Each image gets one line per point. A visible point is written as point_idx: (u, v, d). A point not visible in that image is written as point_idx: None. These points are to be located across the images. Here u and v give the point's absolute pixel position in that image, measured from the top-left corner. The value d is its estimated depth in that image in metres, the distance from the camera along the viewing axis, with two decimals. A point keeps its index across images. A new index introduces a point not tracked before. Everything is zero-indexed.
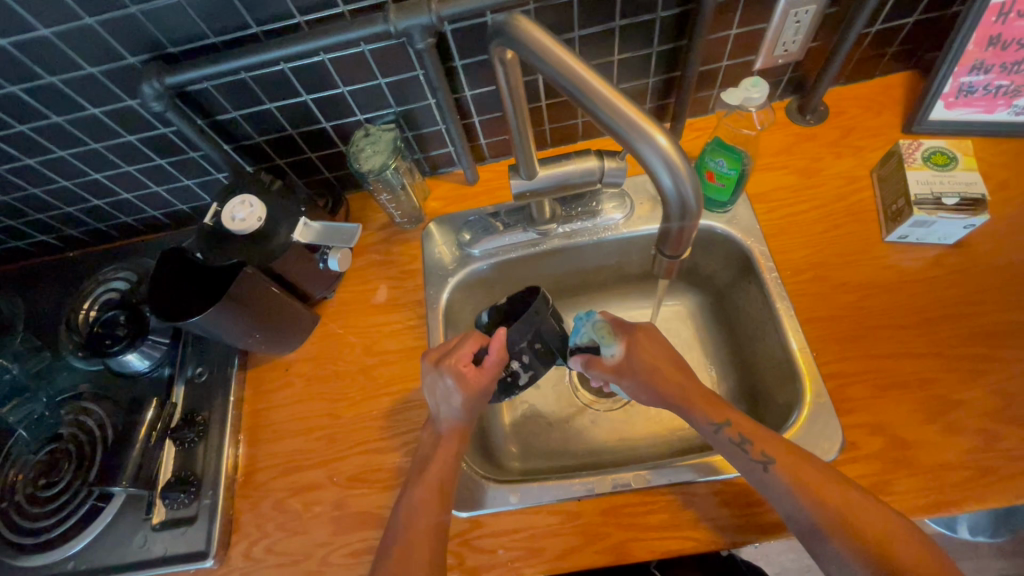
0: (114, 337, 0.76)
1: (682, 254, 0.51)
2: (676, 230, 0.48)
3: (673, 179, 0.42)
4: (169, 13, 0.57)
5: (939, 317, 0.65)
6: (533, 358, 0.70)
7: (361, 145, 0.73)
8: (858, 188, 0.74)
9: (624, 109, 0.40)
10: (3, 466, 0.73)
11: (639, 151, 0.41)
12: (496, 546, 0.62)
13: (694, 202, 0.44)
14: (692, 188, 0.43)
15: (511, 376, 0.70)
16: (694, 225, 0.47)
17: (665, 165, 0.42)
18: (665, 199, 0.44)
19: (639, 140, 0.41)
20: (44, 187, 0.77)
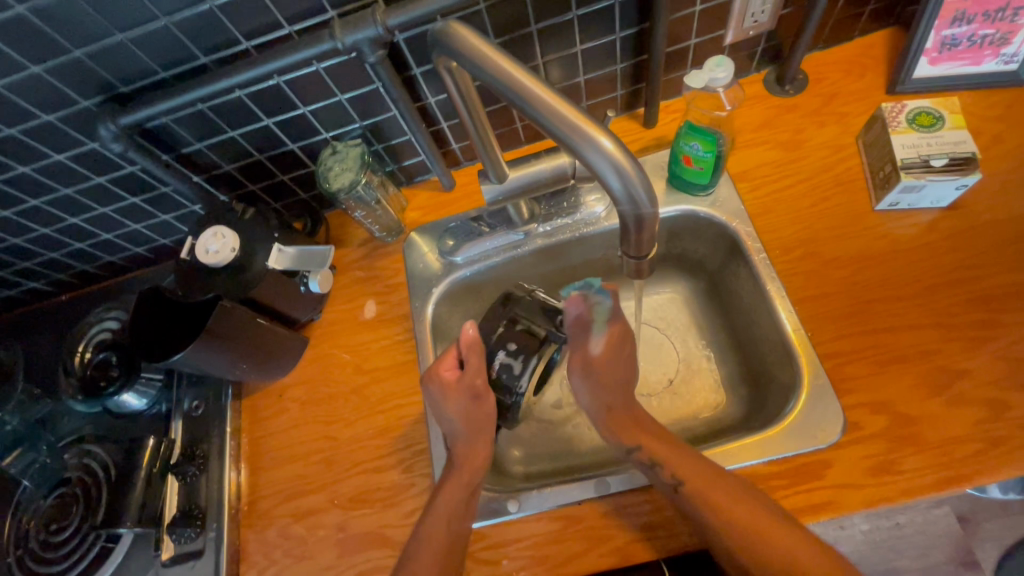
0: (108, 378, 0.78)
1: (649, 253, 0.50)
2: (634, 231, 0.46)
3: (622, 180, 0.41)
4: (114, 52, 0.56)
5: (936, 285, 0.63)
6: (521, 344, 0.66)
7: (329, 163, 0.72)
8: (844, 157, 0.72)
9: (564, 114, 0.39)
10: (14, 514, 0.74)
11: (584, 155, 0.40)
12: (500, 556, 0.62)
13: (647, 202, 0.43)
14: (641, 188, 0.42)
15: (507, 375, 0.66)
16: (653, 225, 0.46)
17: (612, 168, 0.41)
18: (617, 201, 0.44)
19: (582, 144, 0.40)
20: (25, 237, 0.78)
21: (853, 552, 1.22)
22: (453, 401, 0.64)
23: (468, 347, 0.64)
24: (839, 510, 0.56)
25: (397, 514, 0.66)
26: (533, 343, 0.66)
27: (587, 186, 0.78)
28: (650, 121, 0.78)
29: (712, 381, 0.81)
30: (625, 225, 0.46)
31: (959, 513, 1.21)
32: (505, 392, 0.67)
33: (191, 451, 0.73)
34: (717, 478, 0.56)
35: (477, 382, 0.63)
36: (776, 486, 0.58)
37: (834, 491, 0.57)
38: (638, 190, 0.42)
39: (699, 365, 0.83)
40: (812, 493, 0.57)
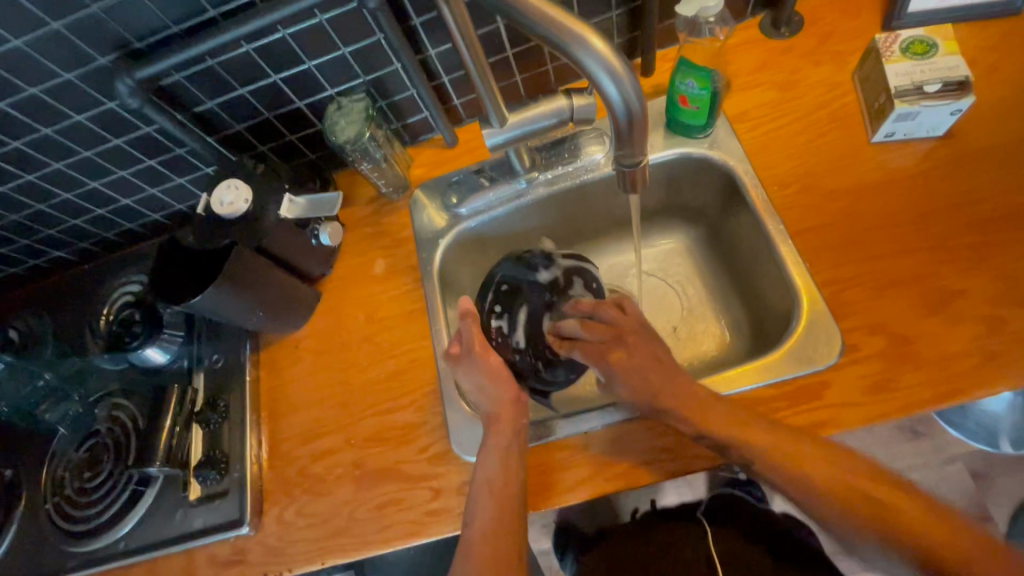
0: (132, 333, 0.81)
1: (642, 160, 0.52)
2: (626, 139, 0.49)
3: (614, 80, 0.43)
4: (129, 6, 0.59)
5: (932, 211, 0.64)
6: (504, 304, 0.76)
7: (334, 118, 0.74)
8: (840, 94, 0.72)
9: (555, 18, 0.41)
10: (51, 463, 0.79)
11: (579, 58, 0.42)
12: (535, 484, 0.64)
13: (637, 103, 0.45)
14: (633, 92, 0.45)
15: (501, 335, 0.75)
16: (642, 133, 0.49)
17: (605, 71, 0.43)
18: (609, 107, 0.46)
19: (574, 46, 0.42)
20: (49, 203, 0.81)
21: None
22: (468, 374, 0.67)
23: (464, 320, 0.67)
24: (838, 426, 0.58)
25: (410, 450, 0.69)
26: (517, 301, 0.76)
27: (587, 135, 0.80)
28: (647, 69, 0.79)
29: (715, 324, 0.83)
30: (618, 134, 0.49)
31: (971, 468, 1.22)
32: (506, 350, 0.74)
33: (214, 401, 0.77)
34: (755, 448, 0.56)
35: (476, 348, 0.67)
36: (776, 408, 0.60)
37: (832, 410, 0.58)
38: (629, 93, 0.45)
39: (703, 310, 0.84)
40: (812, 413, 0.59)
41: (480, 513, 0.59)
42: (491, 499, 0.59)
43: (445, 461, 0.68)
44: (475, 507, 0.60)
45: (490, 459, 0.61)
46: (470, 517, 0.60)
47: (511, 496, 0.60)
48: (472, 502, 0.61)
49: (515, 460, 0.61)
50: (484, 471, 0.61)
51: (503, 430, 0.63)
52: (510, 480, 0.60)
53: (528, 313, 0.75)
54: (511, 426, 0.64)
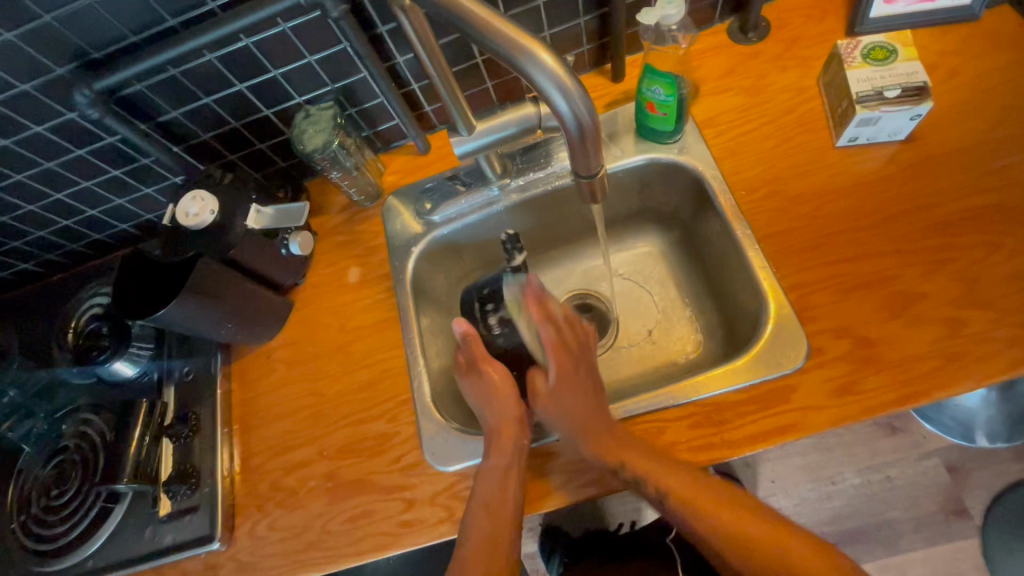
0: (100, 347, 0.80)
1: (597, 172, 0.52)
2: (579, 152, 0.49)
3: (563, 96, 0.43)
4: (84, 16, 0.58)
5: (895, 214, 0.65)
6: (493, 300, 0.80)
7: (302, 127, 0.73)
8: (806, 98, 0.73)
9: (503, 31, 0.41)
10: (18, 481, 0.77)
11: (528, 72, 0.42)
12: None
13: (588, 117, 0.45)
14: (584, 106, 0.45)
15: (502, 328, 0.78)
16: (595, 146, 0.49)
17: (554, 85, 0.43)
18: (561, 120, 0.46)
19: (523, 59, 0.42)
20: (11, 215, 0.80)
21: (846, 505, 1.24)
22: (477, 388, 0.69)
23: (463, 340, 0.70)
24: (804, 430, 0.58)
25: (383, 461, 0.69)
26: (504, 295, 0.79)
27: (559, 141, 0.80)
28: (618, 75, 0.80)
29: (690, 327, 0.83)
30: (571, 145, 0.48)
31: (947, 463, 1.24)
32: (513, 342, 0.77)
33: (184, 414, 0.76)
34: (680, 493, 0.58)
35: (482, 362, 0.69)
36: (745, 412, 0.61)
37: (799, 414, 0.59)
38: (580, 107, 0.44)
39: (678, 313, 0.85)
40: (780, 416, 0.59)
41: (473, 532, 0.59)
42: (485, 519, 0.59)
43: (418, 472, 0.67)
44: (470, 525, 0.60)
45: (488, 478, 0.60)
46: (464, 536, 0.60)
47: (506, 516, 0.59)
48: (473, 513, 0.60)
49: (515, 480, 0.60)
50: (484, 485, 0.60)
51: (507, 448, 0.61)
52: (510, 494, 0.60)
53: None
54: (516, 446, 0.62)
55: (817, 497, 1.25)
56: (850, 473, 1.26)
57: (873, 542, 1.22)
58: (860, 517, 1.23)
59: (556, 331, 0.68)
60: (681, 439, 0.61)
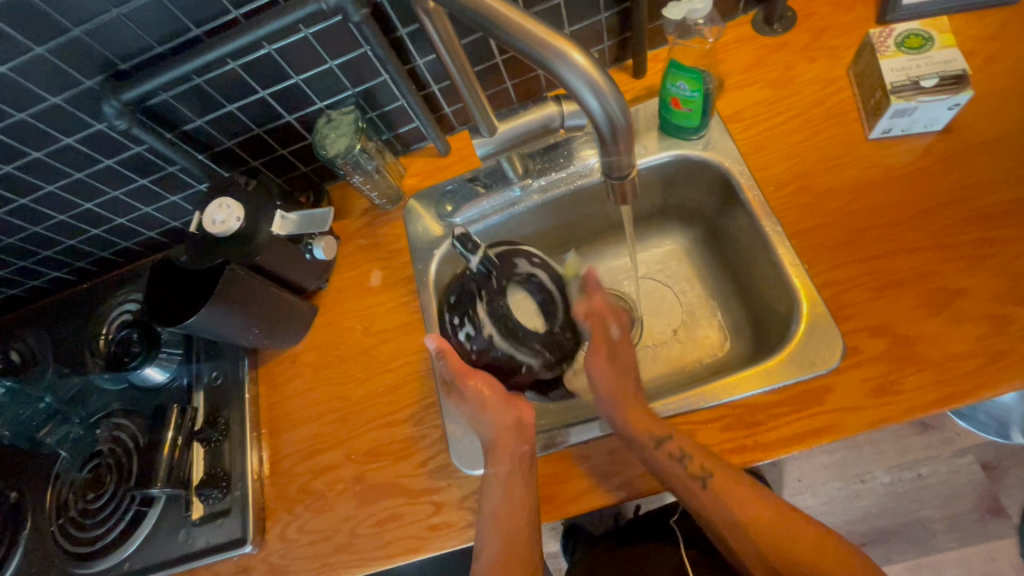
0: (131, 353, 0.81)
1: (628, 172, 0.51)
2: (612, 151, 0.48)
3: (597, 95, 0.43)
4: (112, 29, 0.58)
5: (932, 208, 0.62)
6: (460, 311, 0.72)
7: (324, 132, 0.74)
8: (836, 90, 0.71)
9: (535, 32, 0.40)
10: (56, 484, 0.79)
11: (558, 71, 0.41)
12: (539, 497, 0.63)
13: (621, 116, 0.45)
14: (616, 105, 0.44)
15: (473, 340, 0.70)
16: (628, 144, 0.48)
17: (586, 84, 0.42)
18: (593, 121, 0.45)
19: (555, 60, 0.41)
20: (44, 225, 0.81)
21: (875, 504, 1.21)
22: (461, 403, 0.67)
23: (438, 359, 0.66)
24: (840, 432, 0.57)
25: (411, 464, 0.69)
26: (469, 303, 0.72)
27: (580, 140, 0.79)
28: (639, 71, 0.78)
29: (716, 326, 0.82)
30: (604, 145, 0.48)
31: (982, 461, 1.20)
32: (490, 353, 0.70)
33: (214, 418, 0.77)
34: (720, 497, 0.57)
35: (461, 377, 0.66)
36: (778, 414, 0.59)
37: (835, 415, 0.57)
38: (612, 106, 0.44)
39: (704, 311, 0.84)
40: (815, 418, 0.58)
41: (487, 543, 0.60)
42: (495, 529, 0.60)
43: (445, 475, 0.68)
44: (483, 538, 0.60)
45: (492, 490, 0.61)
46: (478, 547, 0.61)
47: (518, 522, 0.60)
48: (483, 531, 0.61)
49: (518, 487, 0.60)
50: (490, 503, 0.60)
51: (504, 455, 0.62)
52: (520, 513, 0.60)
53: (490, 308, 0.70)
54: (512, 453, 0.62)
55: (845, 495, 1.22)
56: (879, 471, 1.23)
57: (905, 542, 1.19)
58: (891, 516, 1.20)
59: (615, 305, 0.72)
60: (714, 441, 0.60)
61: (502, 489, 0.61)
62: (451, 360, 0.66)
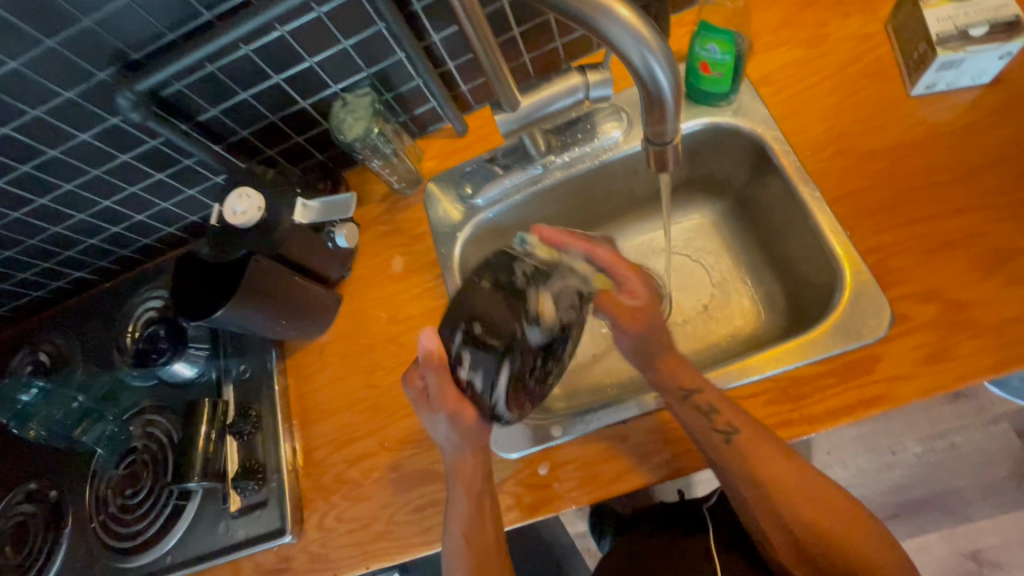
0: (158, 350, 0.81)
1: (672, 137, 0.49)
2: (653, 116, 0.46)
3: (643, 51, 0.41)
4: (122, 17, 0.57)
5: (982, 165, 0.59)
6: (476, 356, 0.50)
7: (341, 115, 0.72)
8: (873, 46, 0.68)
9: None
10: (94, 482, 0.80)
11: (601, 27, 0.40)
12: (578, 477, 0.62)
13: (668, 73, 0.42)
14: (663, 61, 0.42)
15: (475, 391, 0.52)
16: (674, 107, 0.46)
17: (631, 40, 0.40)
18: (638, 80, 0.43)
19: (598, 16, 0.39)
20: (63, 225, 0.81)
21: (907, 474, 1.19)
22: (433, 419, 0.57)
23: (427, 365, 0.52)
24: (892, 401, 0.55)
25: None
26: (491, 353, 0.50)
27: (602, 113, 0.76)
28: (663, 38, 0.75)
29: (749, 298, 0.80)
30: (646, 110, 0.46)
31: (1018, 427, 1.17)
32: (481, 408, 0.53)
33: (245, 411, 0.77)
34: (775, 474, 0.54)
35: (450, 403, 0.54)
36: (824, 386, 0.57)
37: (885, 385, 0.55)
38: (659, 62, 0.42)
39: (736, 284, 0.81)
40: (864, 388, 0.56)
41: (453, 559, 0.60)
42: (462, 547, 0.60)
43: None
44: (450, 552, 0.60)
45: (458, 513, 0.59)
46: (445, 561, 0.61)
47: (483, 543, 0.60)
48: (451, 547, 0.60)
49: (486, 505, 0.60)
50: (458, 523, 0.59)
51: (473, 478, 0.59)
52: (489, 535, 0.60)
53: (515, 378, 0.51)
54: (480, 472, 0.60)
55: (877, 467, 1.20)
56: (911, 442, 1.20)
57: (939, 511, 1.17)
58: (924, 486, 1.19)
59: (609, 249, 0.60)
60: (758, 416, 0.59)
61: (475, 512, 0.59)
62: (447, 379, 0.52)
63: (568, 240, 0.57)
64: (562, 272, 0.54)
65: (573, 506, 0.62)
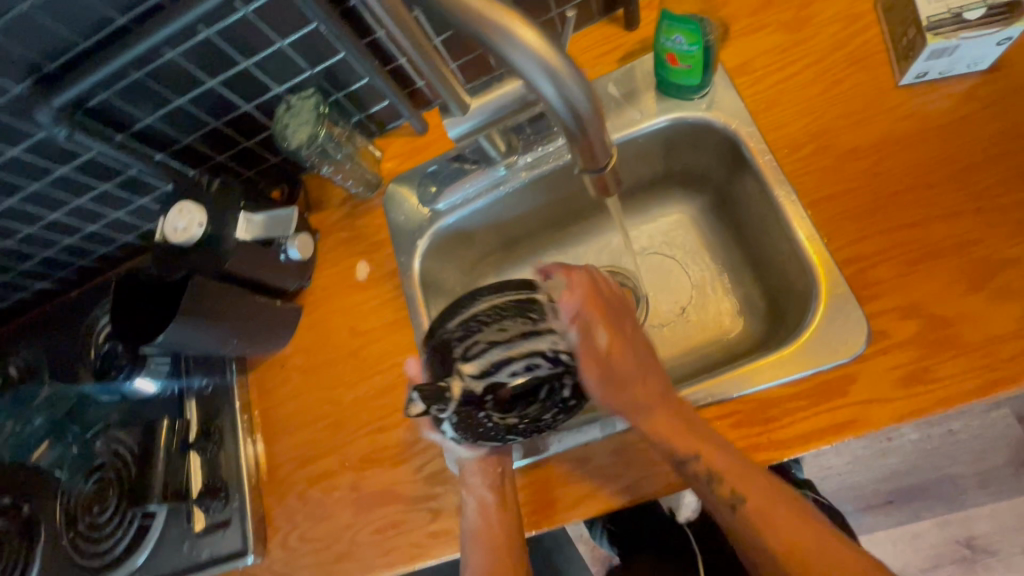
0: (117, 365, 0.80)
1: (602, 161, 0.47)
2: (575, 140, 0.44)
3: (553, 79, 0.38)
4: (26, 26, 0.52)
5: (976, 164, 0.54)
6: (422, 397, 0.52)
7: (284, 120, 0.67)
8: (860, 28, 0.61)
9: (476, 8, 0.35)
10: (62, 497, 0.79)
11: (505, 53, 0.37)
12: (541, 502, 0.60)
13: (584, 100, 0.40)
14: (577, 88, 0.40)
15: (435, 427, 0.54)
16: (597, 129, 0.44)
17: (539, 66, 0.38)
18: (553, 108, 0.41)
19: (502, 42, 0.36)
20: (13, 239, 0.78)
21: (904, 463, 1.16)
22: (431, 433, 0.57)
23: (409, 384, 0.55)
24: (865, 426, 0.51)
25: (406, 470, 0.66)
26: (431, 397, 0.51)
27: None
28: (632, 22, 0.69)
29: (727, 302, 0.76)
30: (569, 135, 0.44)
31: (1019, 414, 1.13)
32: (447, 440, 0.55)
33: (208, 428, 0.75)
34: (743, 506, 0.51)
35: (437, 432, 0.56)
36: (794, 408, 0.54)
37: (859, 408, 0.52)
38: (573, 90, 0.40)
39: (715, 286, 0.77)
40: (836, 412, 0.52)
41: (472, 565, 0.59)
42: (481, 553, 0.58)
43: (442, 480, 0.65)
44: (468, 559, 0.59)
45: (473, 513, 0.59)
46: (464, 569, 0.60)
47: (502, 546, 0.58)
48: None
49: (498, 507, 0.58)
50: (470, 524, 0.59)
51: (486, 477, 0.59)
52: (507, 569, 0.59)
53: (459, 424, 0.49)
54: (495, 470, 0.59)
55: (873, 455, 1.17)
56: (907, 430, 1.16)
57: (934, 498, 1.15)
58: (920, 473, 1.15)
59: (592, 283, 0.53)
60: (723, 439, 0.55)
61: (487, 548, 0.58)
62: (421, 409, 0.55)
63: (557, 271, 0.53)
64: (519, 334, 0.49)
65: (535, 530, 0.60)
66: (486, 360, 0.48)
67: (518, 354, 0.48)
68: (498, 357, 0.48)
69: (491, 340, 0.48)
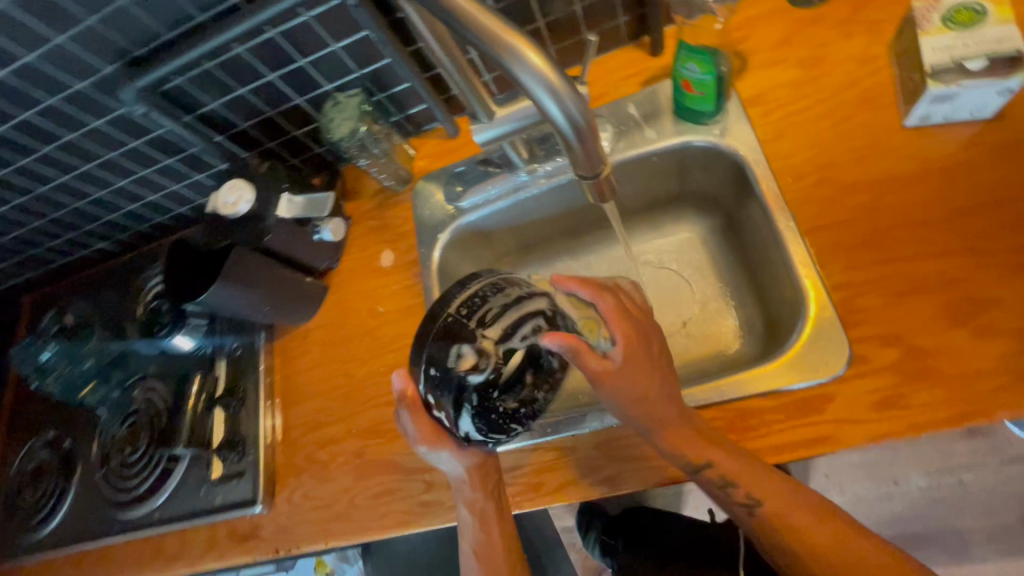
0: (161, 323, 0.88)
1: (598, 170, 0.51)
2: (571, 150, 0.49)
3: (552, 95, 0.43)
4: (123, 17, 0.61)
5: (970, 207, 0.56)
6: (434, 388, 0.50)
7: (330, 115, 0.75)
8: (873, 70, 0.64)
9: (489, 29, 0.41)
10: (101, 436, 0.88)
11: (513, 70, 0.42)
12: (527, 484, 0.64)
13: (580, 114, 0.45)
14: (574, 105, 0.44)
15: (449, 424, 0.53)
16: (592, 141, 0.48)
17: (540, 83, 0.43)
18: (551, 120, 0.46)
19: (510, 59, 0.42)
20: (85, 201, 0.88)
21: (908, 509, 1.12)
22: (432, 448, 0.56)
23: (403, 403, 0.54)
24: (837, 444, 0.54)
25: (405, 443, 0.72)
26: (446, 387, 0.50)
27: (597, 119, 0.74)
28: (657, 49, 0.74)
29: (726, 320, 0.79)
30: (566, 146, 0.48)
31: None
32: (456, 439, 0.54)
33: (234, 387, 0.82)
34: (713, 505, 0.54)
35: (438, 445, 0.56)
36: (771, 421, 0.57)
37: (833, 426, 0.54)
38: (570, 107, 0.44)
39: (716, 304, 0.80)
40: (810, 427, 0.55)
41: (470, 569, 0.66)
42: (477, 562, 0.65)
43: None
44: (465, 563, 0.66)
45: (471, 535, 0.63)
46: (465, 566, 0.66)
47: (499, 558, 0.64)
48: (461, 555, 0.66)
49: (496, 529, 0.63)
50: (468, 540, 0.64)
51: (483, 501, 0.61)
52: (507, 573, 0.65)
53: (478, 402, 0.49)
54: (489, 493, 0.61)
55: (878, 497, 1.13)
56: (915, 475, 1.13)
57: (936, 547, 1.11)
58: (924, 521, 1.12)
59: (618, 301, 0.53)
60: None
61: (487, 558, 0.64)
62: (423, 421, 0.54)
63: (572, 282, 0.52)
64: (520, 299, 0.51)
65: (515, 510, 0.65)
66: (503, 326, 0.49)
67: (525, 317, 0.50)
68: (512, 318, 0.50)
69: (501, 306, 0.50)
